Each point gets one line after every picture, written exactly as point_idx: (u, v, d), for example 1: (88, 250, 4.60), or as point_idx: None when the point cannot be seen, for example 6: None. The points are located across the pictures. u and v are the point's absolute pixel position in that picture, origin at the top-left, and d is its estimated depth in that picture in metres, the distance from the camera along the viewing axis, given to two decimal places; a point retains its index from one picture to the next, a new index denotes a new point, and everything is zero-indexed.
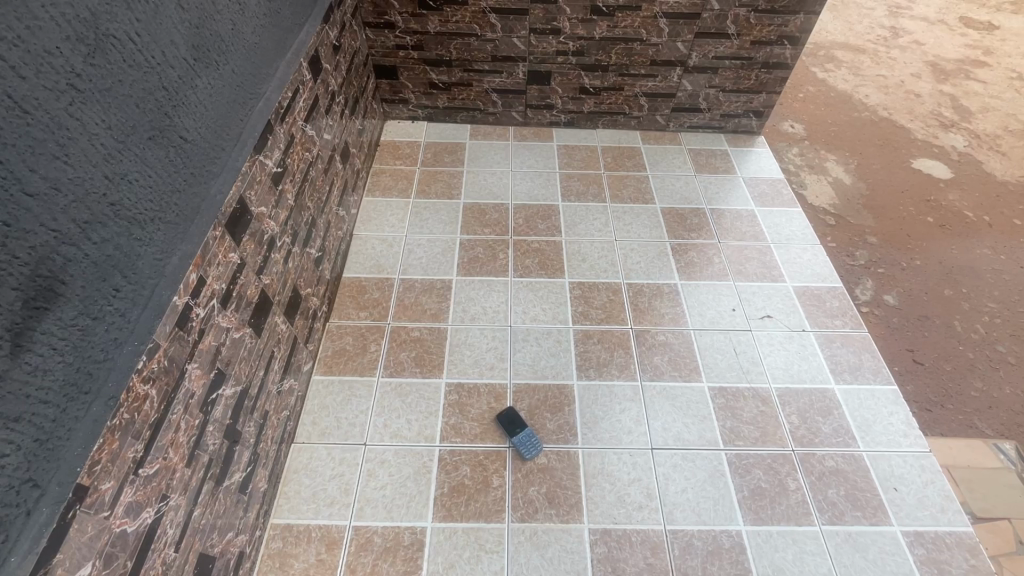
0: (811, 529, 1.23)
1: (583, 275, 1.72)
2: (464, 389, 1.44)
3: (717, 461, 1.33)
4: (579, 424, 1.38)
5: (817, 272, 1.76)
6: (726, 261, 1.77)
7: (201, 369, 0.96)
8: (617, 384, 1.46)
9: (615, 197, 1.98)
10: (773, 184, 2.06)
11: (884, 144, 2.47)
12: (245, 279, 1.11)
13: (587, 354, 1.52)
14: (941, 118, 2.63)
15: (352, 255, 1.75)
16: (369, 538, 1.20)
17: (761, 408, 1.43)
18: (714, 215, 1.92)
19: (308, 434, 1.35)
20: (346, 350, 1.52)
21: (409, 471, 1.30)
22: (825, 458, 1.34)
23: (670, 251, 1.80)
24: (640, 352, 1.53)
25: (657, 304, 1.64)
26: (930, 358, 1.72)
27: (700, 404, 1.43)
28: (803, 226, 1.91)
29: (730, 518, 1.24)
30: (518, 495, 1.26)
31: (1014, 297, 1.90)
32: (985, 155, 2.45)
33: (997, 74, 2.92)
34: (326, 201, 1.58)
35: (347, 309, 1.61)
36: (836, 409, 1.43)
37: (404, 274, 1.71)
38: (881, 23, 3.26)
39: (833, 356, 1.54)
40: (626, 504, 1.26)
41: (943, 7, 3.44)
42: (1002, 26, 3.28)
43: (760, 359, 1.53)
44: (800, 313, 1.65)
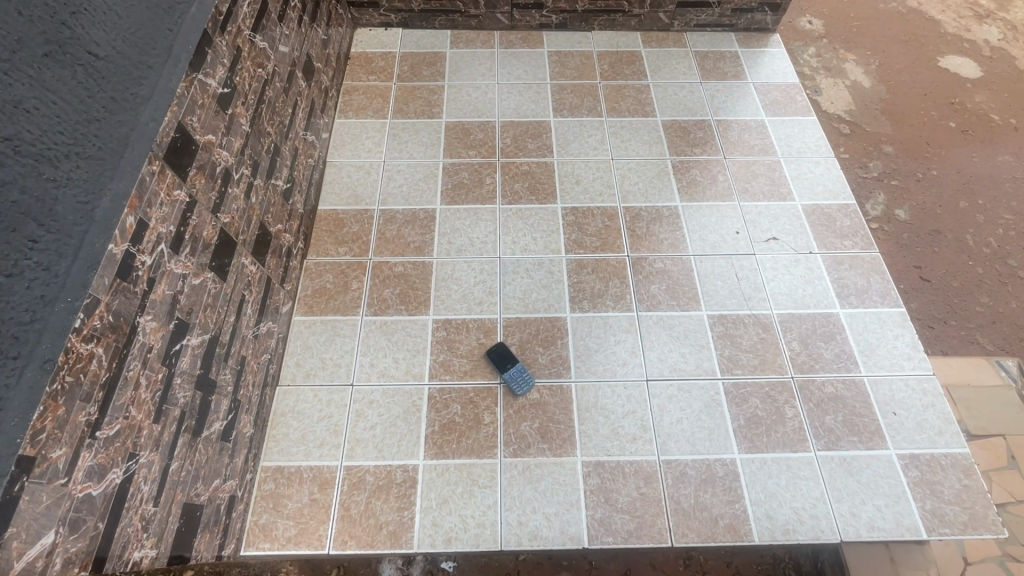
0: (807, 455, 1.22)
1: (576, 199, 1.60)
2: (452, 325, 1.38)
3: (714, 391, 1.29)
4: (573, 357, 1.33)
5: (829, 188, 1.63)
6: (732, 178, 1.64)
7: (157, 322, 0.88)
8: (611, 316, 1.39)
9: (613, 111, 1.79)
10: (786, 90, 1.87)
11: (911, 40, 2.22)
12: (198, 220, 1.00)
13: (580, 285, 1.44)
14: (976, 7, 2.35)
15: (326, 185, 1.62)
16: (362, 477, 1.19)
17: (762, 335, 1.37)
18: (720, 128, 1.76)
19: (293, 376, 1.31)
20: (327, 288, 1.44)
21: (399, 411, 1.27)
22: (825, 384, 1.30)
23: (671, 170, 1.66)
24: (636, 281, 1.45)
25: (656, 230, 1.54)
26: (938, 274, 1.64)
27: (698, 333, 1.37)
28: (817, 137, 1.75)
29: (725, 447, 1.23)
30: (510, 431, 1.24)
31: None
32: (1021, 48, 2.21)
33: None
34: (290, 125, 1.43)
35: (325, 244, 1.51)
36: (840, 333, 1.37)
37: (384, 205, 1.59)
38: None
39: (840, 279, 1.46)
40: (621, 436, 1.24)
41: None
42: None
43: (763, 284, 1.45)
44: (808, 233, 1.54)
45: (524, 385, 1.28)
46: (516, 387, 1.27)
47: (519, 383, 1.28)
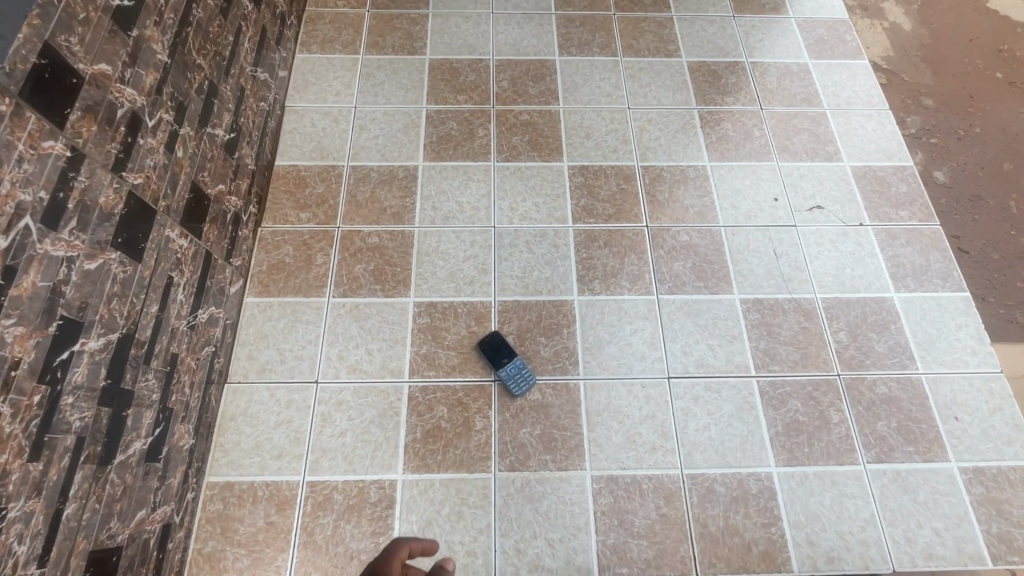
0: (854, 468, 1.04)
1: (585, 157, 1.34)
2: (437, 310, 1.15)
3: (747, 391, 1.10)
4: (580, 350, 1.12)
5: (883, 148, 1.38)
6: (770, 134, 1.38)
7: (26, 327, 0.64)
8: (627, 300, 1.17)
9: (629, 49, 1.50)
10: (833, 28, 1.57)
11: None
12: (90, 182, 0.74)
13: (590, 262, 1.21)
14: None
15: (284, 136, 1.34)
16: (328, 496, 1.00)
17: (804, 324, 1.16)
18: (756, 72, 1.48)
19: (244, 371, 1.09)
20: (285, 263, 1.19)
21: (373, 414, 1.06)
22: (877, 383, 1.11)
23: (698, 123, 1.40)
24: (656, 257, 1.22)
25: (679, 195, 1.29)
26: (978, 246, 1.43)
27: (730, 321, 1.16)
28: (870, 85, 1.48)
29: (759, 459, 1.04)
30: (506, 439, 1.04)
31: None
32: None
33: None
34: (232, 57, 1.13)
35: (283, 208, 1.25)
36: (894, 323, 1.17)
37: (355, 160, 1.32)
38: None
39: (895, 258, 1.24)
40: (637, 446, 1.04)
41: None
42: None
43: (805, 263, 1.22)
44: (858, 202, 1.31)
45: (524, 384, 1.07)
46: (514, 387, 1.06)
47: (518, 383, 1.06)
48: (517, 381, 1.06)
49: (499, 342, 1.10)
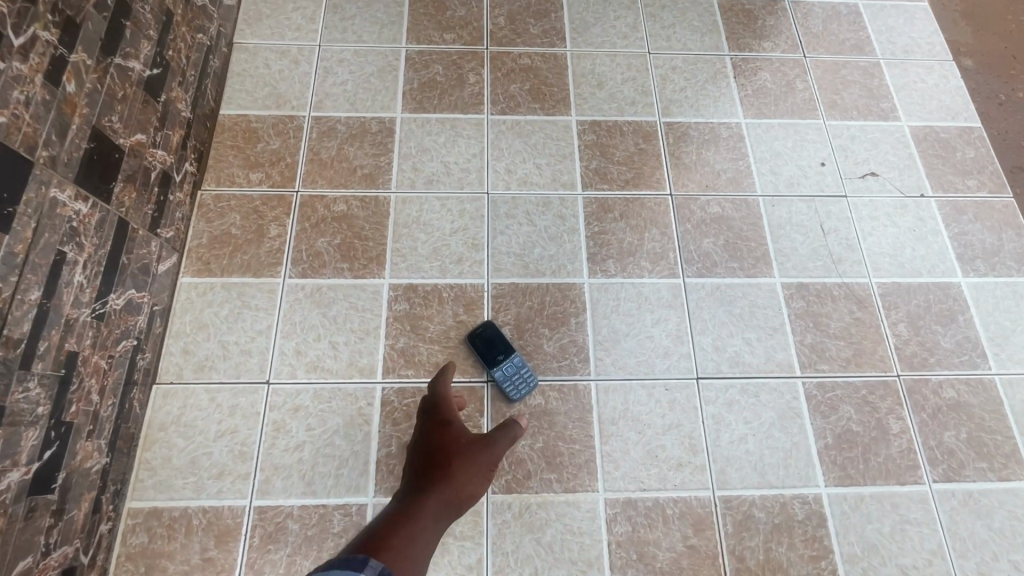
0: (918, 489, 0.86)
1: (597, 110, 1.11)
2: (417, 294, 0.95)
3: (791, 395, 0.91)
4: (592, 344, 0.92)
5: (947, 105, 1.17)
6: (815, 86, 1.16)
7: None
8: (648, 284, 0.97)
9: None
10: None
11: None
12: None
13: (603, 238, 1.00)
14: None
15: (232, 79, 1.10)
16: (281, 525, 0.81)
17: (857, 314, 0.97)
18: (798, 13, 1.25)
19: (177, 369, 0.88)
20: (232, 236, 0.97)
21: (338, 423, 0.86)
22: (943, 386, 0.93)
23: (731, 71, 1.17)
24: (682, 233, 1.01)
25: (709, 158, 1.08)
26: None
27: (770, 310, 0.97)
28: (929, 31, 1.26)
29: (806, 478, 0.86)
30: (501, 455, 0.85)
31: None
32: None
33: None
34: None
35: (229, 168, 1.02)
36: (962, 313, 0.98)
37: (318, 110, 1.08)
38: None
39: (962, 235, 1.05)
40: (660, 462, 0.86)
41: None
42: None
43: (857, 241, 1.03)
44: (918, 168, 1.10)
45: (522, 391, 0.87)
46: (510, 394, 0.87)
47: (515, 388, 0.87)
48: (514, 386, 0.87)
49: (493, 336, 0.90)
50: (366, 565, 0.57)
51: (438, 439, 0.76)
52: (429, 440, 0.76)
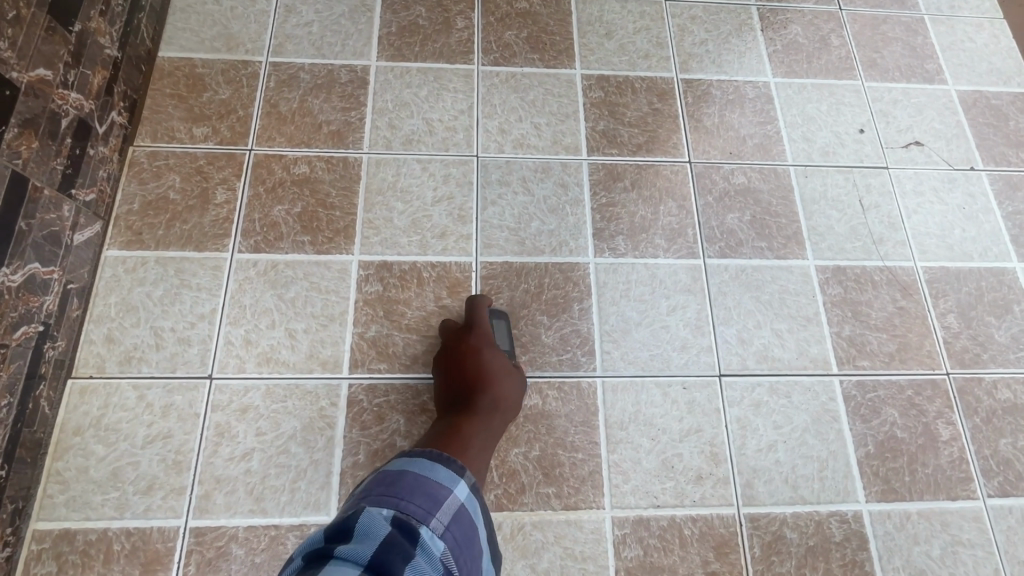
0: (972, 505, 0.75)
1: (605, 63, 0.96)
2: (392, 274, 0.80)
3: (826, 396, 0.79)
4: (598, 335, 0.79)
5: (998, 67, 1.04)
6: (852, 43, 1.02)
7: None
8: (663, 265, 0.83)
9: None
10: None
11: None
12: None
13: (611, 211, 0.86)
14: None
15: (174, 16, 0.92)
16: (222, 550, 0.67)
17: (901, 303, 0.85)
18: None
19: (98, 361, 0.73)
20: (169, 201, 0.81)
21: (294, 427, 0.72)
22: (998, 386, 0.81)
23: (757, 23, 1.02)
24: (703, 206, 0.87)
25: (733, 121, 0.94)
26: None
27: (802, 297, 0.84)
28: None
29: (844, 492, 0.74)
30: (490, 466, 0.71)
31: None
32: None
33: None
34: None
35: (168, 121, 0.86)
36: (1017, 304, 0.86)
37: (277, 55, 0.92)
38: None
39: (1016, 215, 0.92)
40: (677, 474, 0.73)
41: None
42: None
43: (901, 219, 0.90)
44: (967, 138, 0.97)
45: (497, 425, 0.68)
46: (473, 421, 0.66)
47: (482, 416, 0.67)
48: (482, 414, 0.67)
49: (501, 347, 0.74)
50: (462, 472, 0.55)
51: (479, 354, 0.71)
52: (477, 361, 0.70)
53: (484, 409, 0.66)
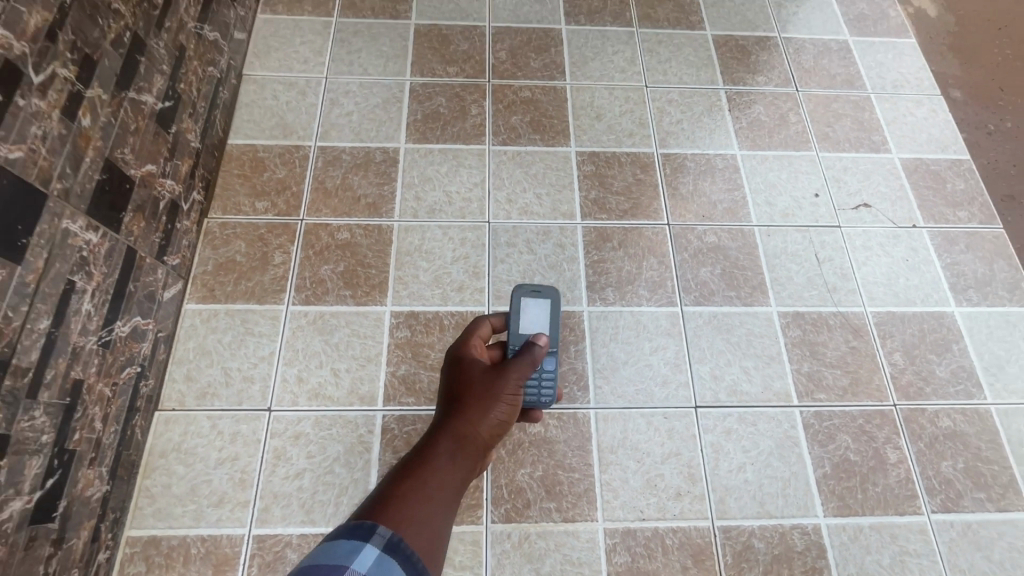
0: (917, 520, 0.86)
1: (596, 141, 1.14)
2: (419, 321, 0.96)
3: (788, 424, 0.92)
4: (591, 373, 0.93)
5: (936, 137, 1.21)
6: (807, 120, 1.20)
7: None
8: (646, 312, 0.98)
9: (645, 19, 1.31)
10: (875, 3, 1.38)
11: None
12: None
13: (602, 266, 1.02)
14: None
15: (241, 110, 1.13)
16: (279, 554, 0.80)
17: (853, 343, 0.99)
18: (790, 50, 1.29)
19: (180, 396, 0.89)
20: (237, 263, 0.99)
21: (338, 451, 0.86)
22: (940, 415, 0.94)
23: (725, 105, 1.21)
24: (680, 261, 1.03)
25: (705, 188, 1.11)
26: None
27: (766, 339, 0.98)
28: (917, 67, 1.30)
29: (804, 508, 0.86)
30: (501, 484, 0.85)
31: None
32: None
33: None
34: (168, 8, 0.91)
35: (236, 196, 1.04)
36: (956, 343, 1.00)
37: (324, 140, 1.11)
38: None
39: (955, 266, 1.06)
40: (659, 491, 0.86)
41: None
42: None
43: (852, 270, 1.05)
44: (909, 199, 1.13)
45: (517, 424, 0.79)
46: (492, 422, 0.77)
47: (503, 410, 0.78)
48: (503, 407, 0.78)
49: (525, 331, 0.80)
50: (373, 531, 0.47)
51: (456, 372, 0.67)
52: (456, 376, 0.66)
53: (447, 445, 0.59)
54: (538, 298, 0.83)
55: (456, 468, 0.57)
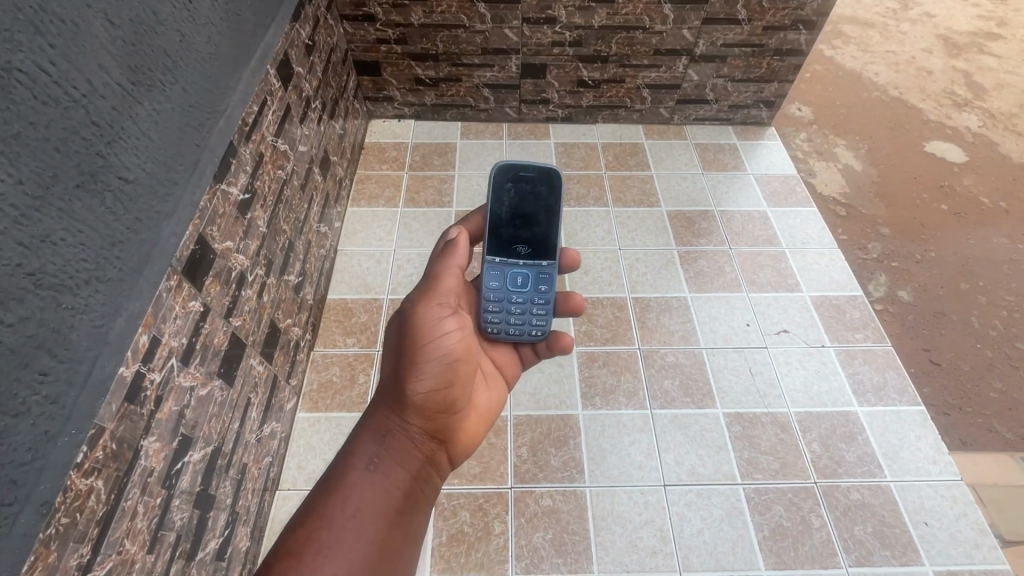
0: (837, 571, 1.15)
1: (585, 290, 1.60)
2: None
3: (735, 498, 1.24)
4: (586, 460, 1.28)
5: (835, 280, 1.64)
6: (738, 270, 1.65)
7: (161, 442, 0.84)
8: (624, 414, 1.35)
9: (618, 201, 1.84)
10: (785, 182, 1.92)
11: (896, 155, 2.59)
12: (210, 327, 0.98)
13: (592, 380, 1.41)
14: (946, 128, 2.74)
15: (337, 274, 1.62)
16: None
17: (781, 435, 1.33)
18: (723, 219, 1.79)
19: (293, 479, 1.26)
20: (333, 382, 1.41)
21: None
22: (851, 490, 1.25)
23: (678, 261, 1.68)
24: (649, 376, 1.42)
25: (666, 321, 1.53)
26: (946, 357, 1.89)
27: (714, 433, 1.33)
28: (819, 228, 1.78)
29: (750, 562, 1.16)
30: (522, 543, 1.17)
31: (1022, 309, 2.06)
32: (984, 166, 2.58)
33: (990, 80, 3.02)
34: (305, 219, 1.44)
35: (333, 335, 1.50)
36: (861, 434, 1.33)
37: (393, 294, 1.59)
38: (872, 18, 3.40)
39: (856, 376, 1.43)
40: (639, 549, 1.17)
41: (951, 10, 3.46)
42: (1005, 36, 3.30)
43: (777, 380, 1.42)
44: (818, 326, 1.53)
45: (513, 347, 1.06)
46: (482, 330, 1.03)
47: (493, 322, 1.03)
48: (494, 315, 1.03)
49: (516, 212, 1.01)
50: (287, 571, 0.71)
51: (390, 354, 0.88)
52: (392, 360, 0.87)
53: (365, 459, 0.83)
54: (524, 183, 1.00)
55: (368, 485, 0.81)
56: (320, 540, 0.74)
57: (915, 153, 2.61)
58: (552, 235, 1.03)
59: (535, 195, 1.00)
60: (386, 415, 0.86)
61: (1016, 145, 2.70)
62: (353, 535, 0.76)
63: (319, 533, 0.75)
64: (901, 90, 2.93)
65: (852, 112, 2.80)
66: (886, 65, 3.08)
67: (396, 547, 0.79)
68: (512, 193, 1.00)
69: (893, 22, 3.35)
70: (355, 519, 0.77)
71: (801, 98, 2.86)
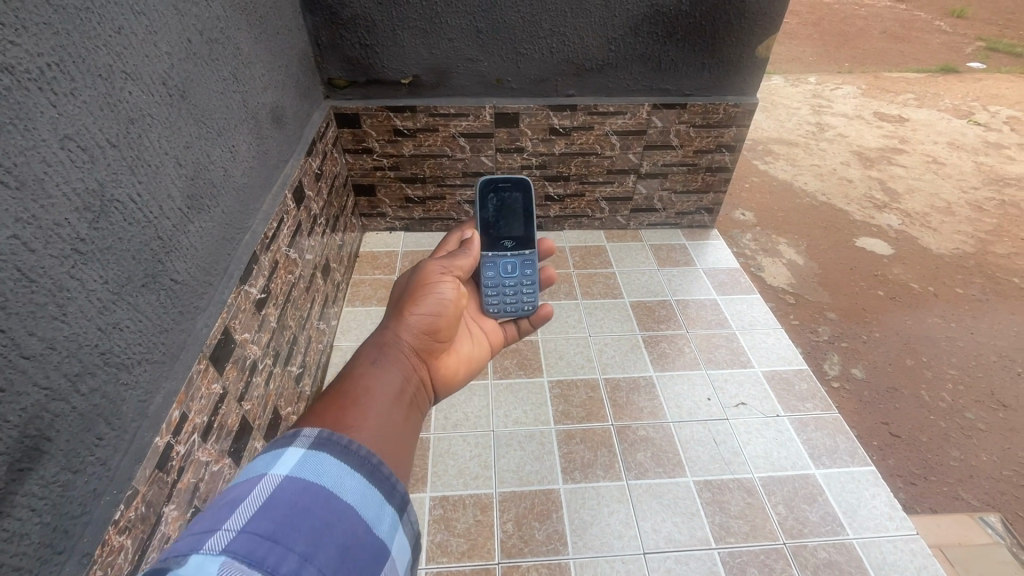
0: None
1: (560, 373, 1.76)
2: (449, 502, 1.41)
3: (712, 562, 1.30)
4: (569, 531, 1.35)
5: (783, 356, 1.84)
6: (696, 351, 1.85)
7: (177, 511, 0.94)
8: (603, 486, 1.45)
9: (586, 295, 2.07)
10: (730, 274, 2.20)
11: (830, 249, 2.95)
12: (226, 409, 1.11)
13: (571, 456, 1.52)
14: (869, 226, 3.15)
15: (332, 368, 1.77)
16: None
17: (748, 499, 1.43)
18: (680, 306, 2.03)
19: None
20: None
21: None
22: (818, 549, 1.33)
23: (642, 344, 1.87)
24: (623, 450, 1.54)
25: (635, 398, 1.68)
26: (903, 428, 2.03)
27: (688, 500, 1.43)
28: (763, 312, 2.02)
29: None
30: None
31: (963, 380, 2.26)
32: (908, 256, 2.94)
33: (901, 185, 3.53)
34: (307, 316, 1.62)
35: None
36: (820, 495, 1.44)
37: None
38: (796, 139, 4.00)
39: (810, 440, 1.58)
40: None
41: (860, 131, 4.12)
42: (907, 150, 3.91)
43: (740, 448, 1.55)
44: (772, 398, 1.70)
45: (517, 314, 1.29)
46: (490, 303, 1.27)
47: (497, 294, 1.28)
48: (496, 289, 1.28)
49: (500, 213, 1.35)
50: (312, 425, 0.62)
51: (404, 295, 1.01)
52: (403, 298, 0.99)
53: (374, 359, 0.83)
54: (502, 191, 1.33)
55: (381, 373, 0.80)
56: (338, 402, 0.69)
57: (847, 248, 2.97)
58: (528, 225, 1.36)
59: (513, 199, 1.34)
60: (389, 333, 0.91)
61: (933, 239, 3.10)
62: (373, 400, 0.72)
63: (336, 399, 0.69)
64: (827, 196, 3.39)
65: (788, 215, 3.22)
66: (811, 176, 3.59)
67: (409, 422, 0.75)
68: (495, 201, 1.33)
69: (814, 142, 3.95)
70: (375, 392, 0.74)
71: (743, 205, 3.29)
